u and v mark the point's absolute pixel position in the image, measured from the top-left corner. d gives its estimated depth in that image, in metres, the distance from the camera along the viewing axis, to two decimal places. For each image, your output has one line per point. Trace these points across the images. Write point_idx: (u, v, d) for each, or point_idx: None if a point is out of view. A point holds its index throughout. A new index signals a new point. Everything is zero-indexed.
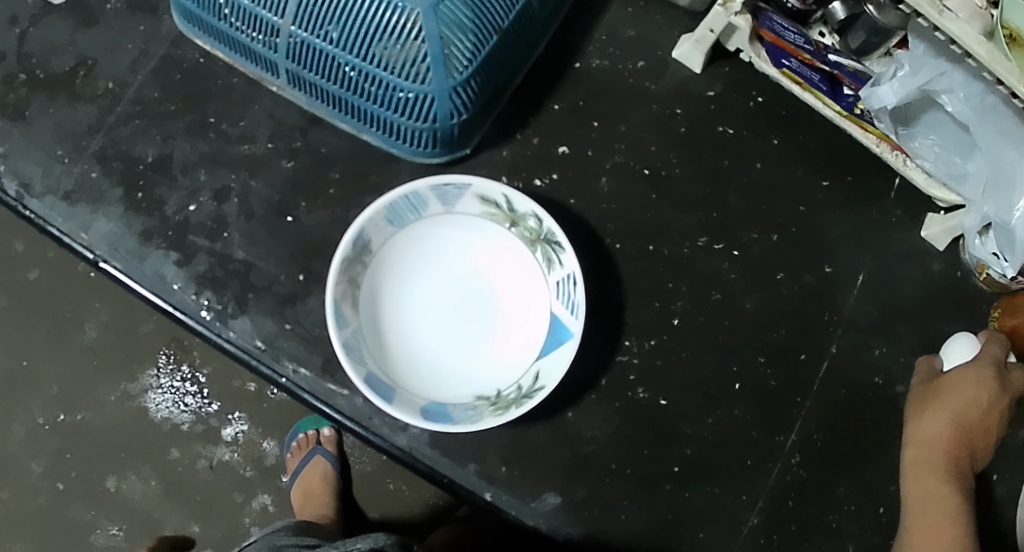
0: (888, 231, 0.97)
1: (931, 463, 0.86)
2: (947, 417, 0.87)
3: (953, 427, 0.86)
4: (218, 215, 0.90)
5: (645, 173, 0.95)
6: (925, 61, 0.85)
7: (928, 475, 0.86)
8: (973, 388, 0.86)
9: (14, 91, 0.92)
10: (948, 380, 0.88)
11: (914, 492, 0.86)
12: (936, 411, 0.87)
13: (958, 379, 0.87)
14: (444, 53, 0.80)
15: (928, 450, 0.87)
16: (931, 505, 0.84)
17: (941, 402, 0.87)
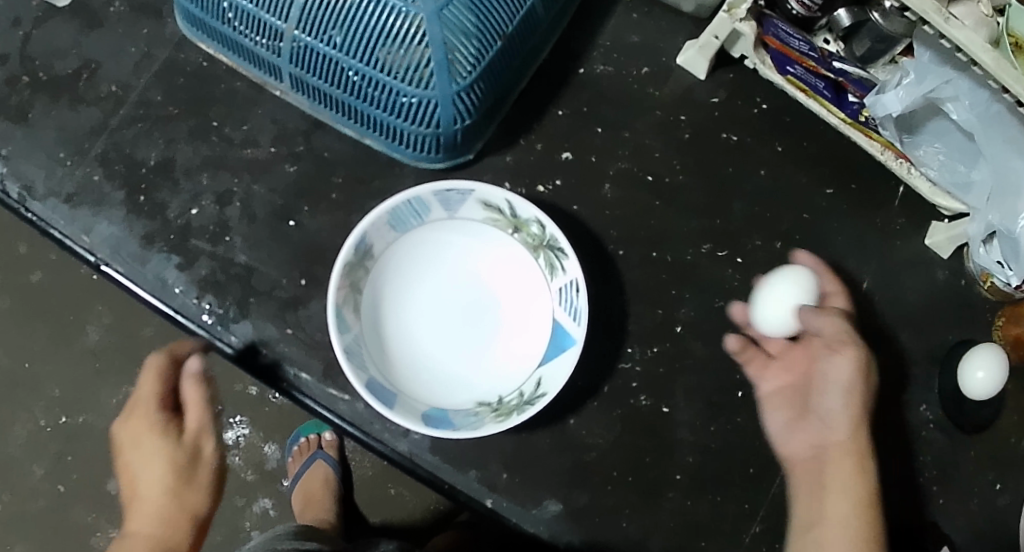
0: (892, 239, 0.97)
1: (846, 477, 0.77)
2: (855, 427, 0.79)
3: (862, 446, 0.78)
4: (221, 219, 0.90)
5: (649, 180, 0.95)
6: (930, 69, 0.85)
7: (864, 493, 0.76)
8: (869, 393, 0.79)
9: (18, 94, 0.92)
10: (847, 376, 0.78)
11: (834, 509, 0.76)
12: (845, 418, 0.79)
13: (845, 375, 0.78)
14: (448, 58, 0.80)
15: (850, 466, 0.77)
16: (860, 525, 0.74)
17: (850, 407, 0.79)
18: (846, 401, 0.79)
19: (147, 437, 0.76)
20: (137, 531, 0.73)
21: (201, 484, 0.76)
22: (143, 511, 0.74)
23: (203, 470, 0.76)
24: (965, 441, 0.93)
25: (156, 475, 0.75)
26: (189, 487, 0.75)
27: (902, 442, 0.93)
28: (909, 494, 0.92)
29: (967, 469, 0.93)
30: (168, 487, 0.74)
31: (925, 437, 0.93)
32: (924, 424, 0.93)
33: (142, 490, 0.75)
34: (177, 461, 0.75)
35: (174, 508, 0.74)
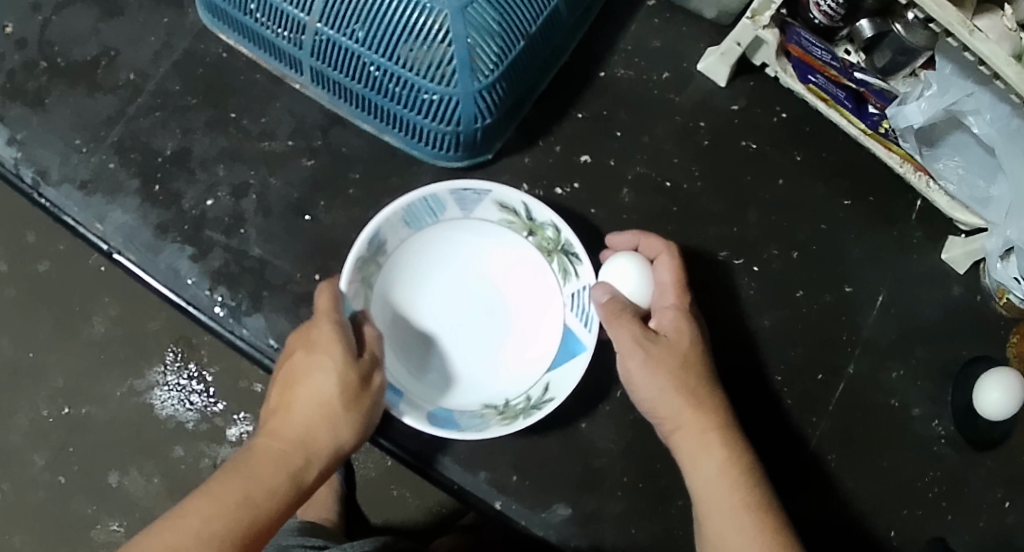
0: (909, 253, 0.96)
1: (710, 452, 0.75)
2: (687, 410, 0.76)
3: (705, 419, 0.76)
4: (236, 211, 0.89)
5: (667, 185, 0.95)
6: (952, 82, 0.85)
7: (728, 463, 0.75)
8: (687, 362, 0.78)
9: (36, 79, 0.92)
10: (642, 368, 0.77)
11: (707, 485, 0.74)
12: (677, 405, 0.76)
13: (658, 375, 0.77)
14: (470, 56, 0.80)
15: (705, 443, 0.75)
16: (736, 497, 0.73)
17: (677, 394, 0.76)
18: (660, 389, 0.77)
19: (314, 358, 0.74)
20: (273, 440, 0.71)
21: (358, 417, 0.74)
22: (304, 417, 0.72)
23: (366, 398, 0.75)
24: (977, 457, 0.92)
25: (324, 392, 0.73)
26: (346, 410, 0.74)
27: (913, 455, 0.92)
28: (919, 509, 0.90)
29: (980, 485, 0.91)
30: (336, 403, 0.73)
31: (936, 452, 0.92)
32: (935, 439, 0.92)
33: (312, 398, 0.73)
34: (360, 381, 0.75)
35: (323, 425, 0.73)
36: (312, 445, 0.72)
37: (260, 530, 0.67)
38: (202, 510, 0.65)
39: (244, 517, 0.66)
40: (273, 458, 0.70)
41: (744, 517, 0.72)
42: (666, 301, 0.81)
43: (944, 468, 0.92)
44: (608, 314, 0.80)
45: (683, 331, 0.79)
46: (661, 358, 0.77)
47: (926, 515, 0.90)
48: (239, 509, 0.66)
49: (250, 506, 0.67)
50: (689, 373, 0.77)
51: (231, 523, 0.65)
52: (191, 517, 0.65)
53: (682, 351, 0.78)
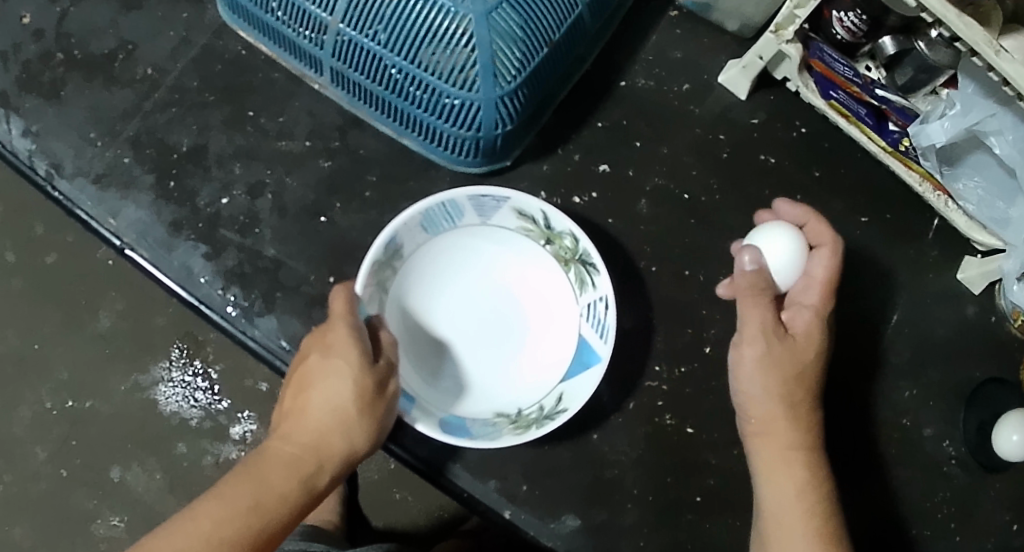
0: (925, 272, 0.96)
1: (797, 472, 0.77)
2: (790, 427, 0.78)
3: (804, 440, 0.78)
4: (251, 210, 0.88)
5: (685, 198, 0.94)
6: (975, 101, 0.84)
7: (806, 485, 0.77)
8: (803, 378, 0.79)
9: (52, 71, 0.91)
10: (754, 363, 0.78)
11: (778, 500, 0.76)
12: (781, 420, 0.78)
13: (771, 382, 0.78)
14: (493, 62, 0.79)
15: (791, 463, 0.77)
16: (809, 521, 0.75)
17: (784, 406, 0.78)
18: (766, 394, 0.78)
19: (329, 362, 0.73)
20: (285, 445, 0.71)
21: (372, 424, 0.73)
22: (317, 423, 0.72)
23: (380, 406, 0.74)
24: (987, 478, 0.91)
25: (336, 398, 0.72)
26: (360, 417, 0.73)
27: (924, 476, 0.91)
28: (928, 530, 0.90)
29: (990, 507, 0.90)
30: (350, 409, 0.72)
31: (946, 472, 0.91)
32: (946, 459, 0.92)
33: (325, 404, 0.72)
34: (375, 388, 0.74)
35: (337, 432, 0.72)
36: (324, 452, 0.71)
37: (269, 537, 0.66)
38: (210, 513, 0.65)
39: (253, 522, 0.66)
40: (283, 463, 0.70)
41: (808, 537, 0.74)
42: (808, 299, 0.80)
43: (954, 488, 0.91)
44: (747, 287, 0.77)
45: (809, 345, 0.79)
46: (784, 361, 0.78)
47: (936, 536, 0.90)
48: (248, 513, 0.66)
49: (259, 511, 0.66)
50: (798, 391, 0.79)
51: (239, 528, 0.65)
52: (199, 520, 0.64)
53: (801, 365, 0.79)
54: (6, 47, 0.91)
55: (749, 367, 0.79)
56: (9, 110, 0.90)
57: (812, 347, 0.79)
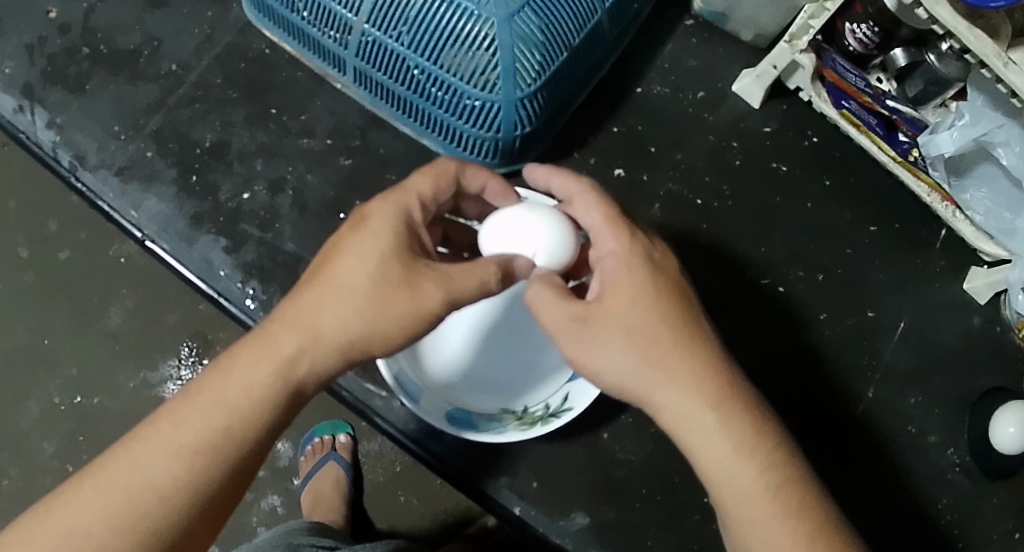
0: (931, 281, 0.97)
1: (729, 427, 0.62)
2: (703, 384, 0.62)
3: (722, 386, 0.62)
4: (272, 207, 0.90)
5: (698, 203, 0.97)
6: (984, 112, 0.85)
7: (761, 430, 0.62)
8: (651, 330, 0.63)
9: (77, 65, 0.93)
10: (607, 358, 0.63)
11: (737, 470, 0.61)
12: (668, 388, 0.62)
13: (623, 354, 0.63)
14: (514, 65, 0.80)
15: (713, 433, 0.61)
16: (773, 498, 0.61)
17: (640, 381, 0.62)
18: (617, 378, 0.63)
19: (357, 242, 0.61)
20: (291, 334, 0.59)
21: (387, 320, 0.60)
22: (332, 309, 0.60)
23: (409, 305, 0.60)
24: (991, 487, 0.92)
25: (360, 284, 0.60)
26: (373, 311, 0.60)
27: (927, 481, 0.92)
28: (929, 535, 0.91)
29: (993, 515, 0.91)
30: (359, 298, 0.60)
31: (949, 479, 0.92)
32: (949, 467, 0.93)
33: (345, 287, 0.60)
34: (407, 284, 0.60)
35: (341, 324, 0.60)
36: (335, 342, 0.60)
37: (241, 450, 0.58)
38: (204, 411, 0.58)
39: (254, 415, 0.58)
40: (265, 356, 0.59)
41: (770, 510, 0.61)
42: (613, 247, 0.66)
43: (956, 495, 0.92)
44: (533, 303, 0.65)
45: (637, 287, 0.64)
46: (596, 341, 0.63)
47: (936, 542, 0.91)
48: (248, 407, 0.58)
49: (258, 408, 0.58)
50: (684, 337, 0.63)
51: (241, 422, 0.58)
52: (192, 411, 0.58)
53: (633, 323, 0.63)
54: (32, 41, 0.93)
55: (606, 357, 0.63)
56: (34, 103, 0.92)
57: (633, 292, 0.64)
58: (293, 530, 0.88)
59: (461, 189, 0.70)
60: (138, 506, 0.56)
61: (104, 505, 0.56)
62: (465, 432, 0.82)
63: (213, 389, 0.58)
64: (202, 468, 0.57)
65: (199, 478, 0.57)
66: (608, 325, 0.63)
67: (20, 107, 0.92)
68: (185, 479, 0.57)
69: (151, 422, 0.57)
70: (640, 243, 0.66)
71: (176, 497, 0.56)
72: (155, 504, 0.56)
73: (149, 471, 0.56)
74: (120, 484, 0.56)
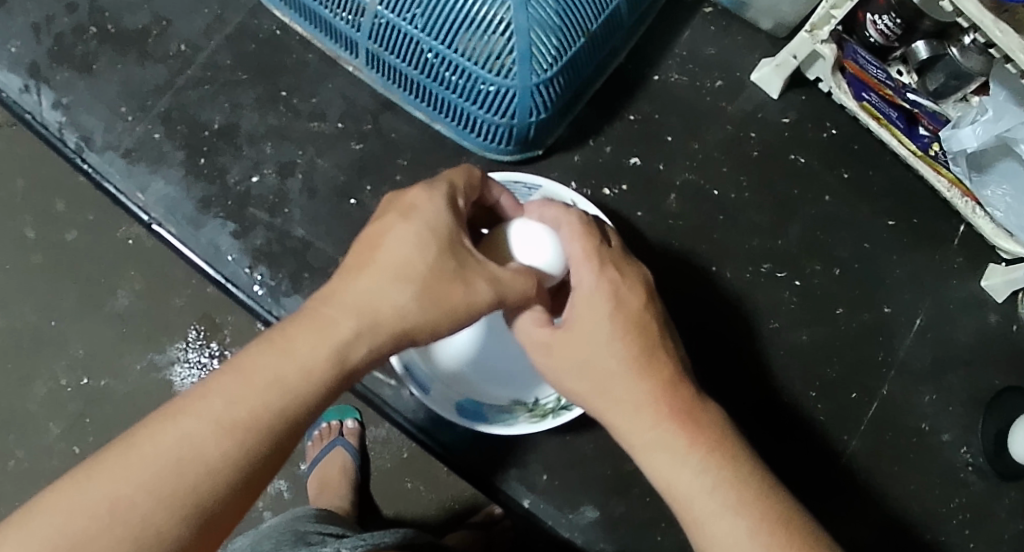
0: (948, 278, 0.96)
1: (669, 441, 0.62)
2: (643, 402, 0.63)
3: (663, 406, 0.63)
4: (281, 190, 0.88)
5: (714, 194, 0.95)
6: (1008, 108, 0.83)
7: (699, 442, 0.62)
8: (598, 354, 0.64)
9: (84, 44, 0.91)
10: (564, 380, 0.66)
11: (673, 478, 0.62)
12: (611, 407, 0.64)
13: (575, 378, 0.65)
14: (531, 49, 0.78)
15: (653, 446, 0.63)
16: (724, 499, 0.60)
17: (590, 402, 0.65)
18: (574, 398, 0.66)
19: (415, 230, 0.61)
20: (347, 317, 0.59)
21: (444, 310, 0.61)
22: (391, 295, 0.60)
23: (463, 296, 0.61)
24: (1003, 487, 0.91)
25: (420, 270, 0.60)
26: (431, 299, 0.60)
27: (940, 480, 0.91)
28: (942, 535, 0.89)
29: (1006, 516, 0.90)
30: (416, 285, 0.60)
31: (962, 479, 0.91)
32: (962, 466, 0.91)
33: (400, 272, 0.60)
34: (461, 277, 0.61)
35: (397, 310, 0.59)
36: (390, 330, 0.60)
37: (286, 435, 0.57)
38: (258, 388, 0.56)
39: (305, 398, 0.57)
40: (315, 337, 0.58)
41: (722, 510, 0.60)
42: (585, 280, 0.66)
43: (969, 495, 0.90)
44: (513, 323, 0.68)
45: (591, 315, 0.65)
46: (555, 365, 0.66)
47: (949, 541, 0.89)
48: (302, 389, 0.57)
49: (310, 391, 0.57)
50: (630, 361, 0.64)
51: (292, 404, 0.57)
52: (245, 388, 0.56)
53: (584, 351, 0.65)
54: (39, 19, 0.91)
55: (565, 379, 0.66)
56: (40, 82, 0.90)
57: (587, 320, 0.65)
58: (302, 517, 0.87)
59: (483, 192, 0.70)
60: (187, 478, 0.53)
61: (150, 477, 0.53)
62: (476, 423, 0.82)
63: (260, 367, 0.56)
64: (251, 445, 0.55)
65: (246, 456, 0.55)
66: (565, 349, 0.65)
67: (26, 86, 0.90)
68: (234, 456, 0.55)
69: (203, 395, 0.55)
70: (608, 279, 0.66)
71: (226, 472, 0.54)
72: (203, 478, 0.54)
73: (200, 442, 0.54)
74: (166, 456, 0.53)
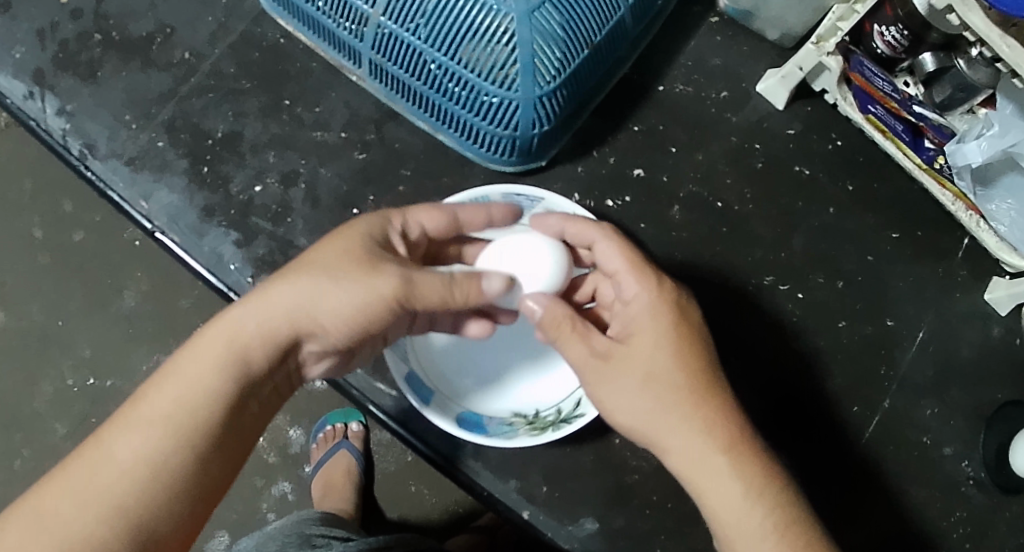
0: (952, 292, 0.95)
1: (717, 457, 0.65)
2: (696, 419, 0.65)
3: (715, 423, 0.65)
4: (284, 200, 0.89)
5: (718, 206, 0.95)
6: (1014, 122, 0.82)
7: (744, 461, 0.65)
8: (657, 369, 0.66)
9: (88, 51, 0.91)
10: (615, 392, 0.67)
11: (718, 495, 0.64)
12: (673, 425, 0.65)
13: (638, 396, 0.66)
14: (534, 61, 0.78)
15: (712, 465, 0.64)
16: (764, 516, 0.63)
17: (639, 417, 0.67)
18: (622, 412, 0.67)
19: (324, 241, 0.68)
20: (253, 317, 0.64)
21: (338, 297, 0.65)
22: (296, 294, 0.65)
23: (359, 282, 0.66)
24: (1004, 501, 0.91)
25: (319, 270, 0.66)
26: (326, 287, 0.65)
27: (942, 494, 0.91)
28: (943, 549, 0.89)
29: (1007, 529, 0.90)
30: (315, 279, 0.65)
31: (963, 493, 0.91)
32: (963, 480, 0.91)
33: (299, 272, 0.66)
34: (358, 267, 0.66)
35: (297, 303, 0.65)
36: (290, 320, 0.65)
37: (198, 425, 0.61)
38: (168, 385, 0.62)
39: (214, 389, 0.62)
40: (228, 335, 0.63)
41: (763, 525, 0.63)
42: (642, 299, 0.69)
43: (970, 509, 0.90)
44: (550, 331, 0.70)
45: (651, 333, 0.68)
46: (608, 377, 0.68)
47: None
48: (209, 381, 0.62)
49: (217, 382, 0.62)
50: (692, 381, 0.66)
51: (201, 397, 0.62)
52: (161, 389, 0.61)
53: (649, 367, 0.67)
54: (43, 26, 0.91)
55: (615, 391, 0.67)
56: (44, 89, 0.90)
57: (646, 338, 0.67)
58: (306, 519, 0.87)
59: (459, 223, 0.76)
60: (106, 479, 0.58)
61: (81, 481, 0.58)
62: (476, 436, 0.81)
63: (175, 369, 0.62)
64: (163, 437, 0.60)
65: (158, 447, 0.60)
66: (619, 362, 0.68)
67: (30, 93, 0.90)
68: (149, 449, 0.59)
69: (125, 405, 0.61)
70: (666, 299, 0.69)
71: (142, 468, 0.59)
72: (119, 475, 0.58)
73: (117, 445, 0.59)
74: (94, 464, 0.59)
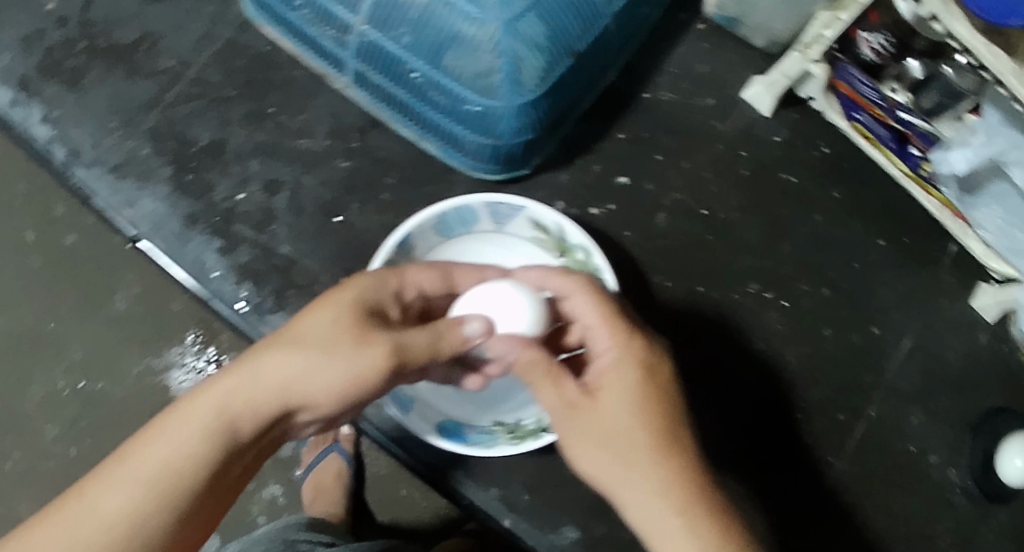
0: (938, 300, 0.95)
1: (676, 517, 0.62)
2: (656, 474, 0.63)
3: (676, 479, 0.63)
4: (267, 208, 0.89)
5: (703, 214, 0.95)
6: (999, 130, 0.82)
7: (704, 522, 0.62)
8: (620, 421, 0.65)
9: (74, 58, 0.91)
10: (580, 442, 0.66)
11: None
12: (631, 477, 0.63)
13: (599, 449, 0.65)
14: (517, 72, 0.78)
15: (665, 523, 0.62)
16: None
17: (601, 469, 0.65)
18: (585, 462, 0.65)
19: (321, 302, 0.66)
20: (245, 383, 0.63)
21: (329, 367, 0.64)
22: (287, 361, 0.64)
23: (352, 352, 0.64)
24: (991, 510, 0.90)
25: (315, 337, 0.65)
26: (317, 356, 0.64)
27: (927, 503, 0.90)
28: None
29: (992, 539, 0.90)
30: (307, 347, 0.64)
31: (949, 502, 0.90)
32: (948, 489, 0.91)
33: (292, 338, 0.64)
34: (352, 336, 0.65)
35: (288, 370, 0.64)
36: (279, 388, 0.64)
37: (180, 490, 0.61)
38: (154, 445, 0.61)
39: (201, 454, 0.61)
40: (215, 398, 0.62)
41: None
42: (613, 351, 0.68)
43: (955, 517, 0.90)
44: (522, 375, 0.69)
45: (618, 384, 0.66)
46: (574, 427, 0.66)
47: None
48: (193, 446, 0.61)
49: (202, 447, 0.61)
50: (657, 439, 0.64)
51: (186, 462, 0.61)
52: (145, 449, 0.61)
53: (611, 421, 0.65)
54: (29, 32, 0.92)
55: (580, 441, 0.66)
56: (30, 96, 0.91)
57: (612, 389, 0.66)
58: (290, 525, 0.87)
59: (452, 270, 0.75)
60: (83, 539, 0.58)
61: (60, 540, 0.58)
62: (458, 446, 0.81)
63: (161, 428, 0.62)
64: (142, 499, 0.60)
65: (136, 510, 0.59)
66: (586, 412, 0.66)
67: (16, 100, 0.91)
68: (128, 512, 0.59)
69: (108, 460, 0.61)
70: (636, 352, 0.67)
71: (119, 530, 0.59)
72: (96, 535, 0.58)
73: (98, 503, 0.59)
74: (73, 522, 0.58)
